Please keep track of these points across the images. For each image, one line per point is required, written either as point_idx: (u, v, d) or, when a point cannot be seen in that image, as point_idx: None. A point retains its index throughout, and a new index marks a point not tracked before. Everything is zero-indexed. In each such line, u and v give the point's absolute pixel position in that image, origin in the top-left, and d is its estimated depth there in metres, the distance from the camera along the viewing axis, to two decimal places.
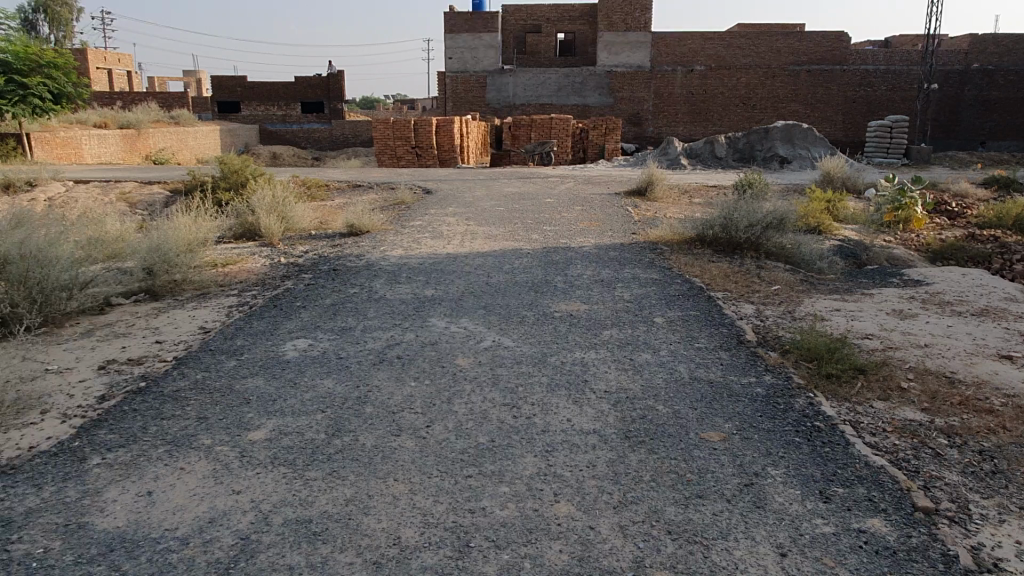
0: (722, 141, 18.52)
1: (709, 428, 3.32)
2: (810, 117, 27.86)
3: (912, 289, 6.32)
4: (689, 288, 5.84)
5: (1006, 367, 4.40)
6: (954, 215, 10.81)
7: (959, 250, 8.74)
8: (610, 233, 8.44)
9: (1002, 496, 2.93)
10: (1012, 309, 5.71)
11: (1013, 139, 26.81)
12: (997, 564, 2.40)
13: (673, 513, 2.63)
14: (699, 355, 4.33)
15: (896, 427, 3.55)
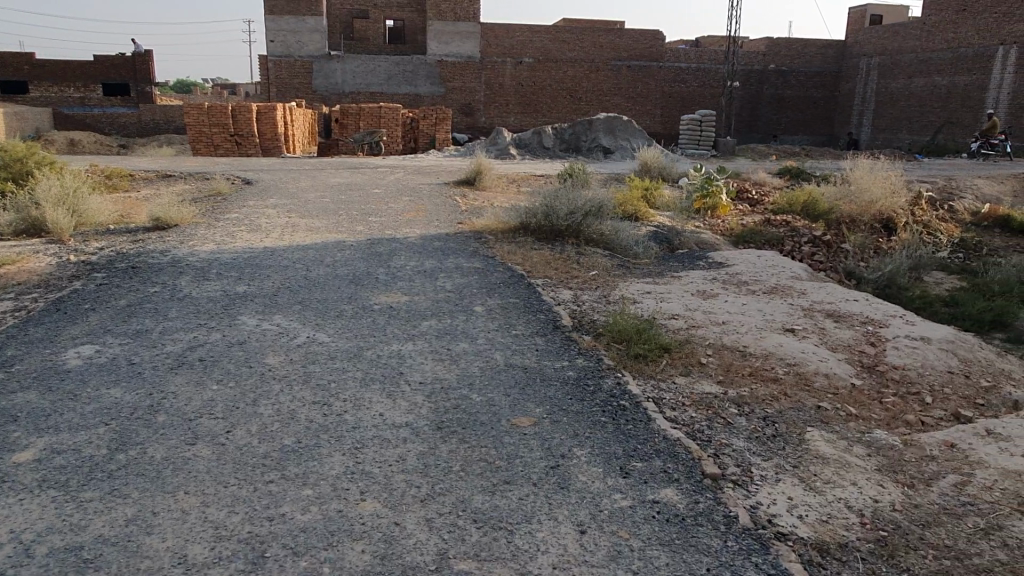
0: (549, 132, 19.06)
1: (520, 414, 3.38)
2: (630, 110, 29.43)
3: (714, 271, 6.83)
4: (511, 277, 5.92)
5: (790, 340, 4.86)
6: (754, 202, 11.80)
7: (758, 235, 9.58)
8: (436, 223, 8.41)
9: (779, 458, 3.24)
10: (796, 286, 6.33)
11: (803, 134, 29.85)
12: (770, 521, 2.64)
13: (480, 501, 2.64)
14: (517, 341, 4.41)
15: (694, 400, 3.81)
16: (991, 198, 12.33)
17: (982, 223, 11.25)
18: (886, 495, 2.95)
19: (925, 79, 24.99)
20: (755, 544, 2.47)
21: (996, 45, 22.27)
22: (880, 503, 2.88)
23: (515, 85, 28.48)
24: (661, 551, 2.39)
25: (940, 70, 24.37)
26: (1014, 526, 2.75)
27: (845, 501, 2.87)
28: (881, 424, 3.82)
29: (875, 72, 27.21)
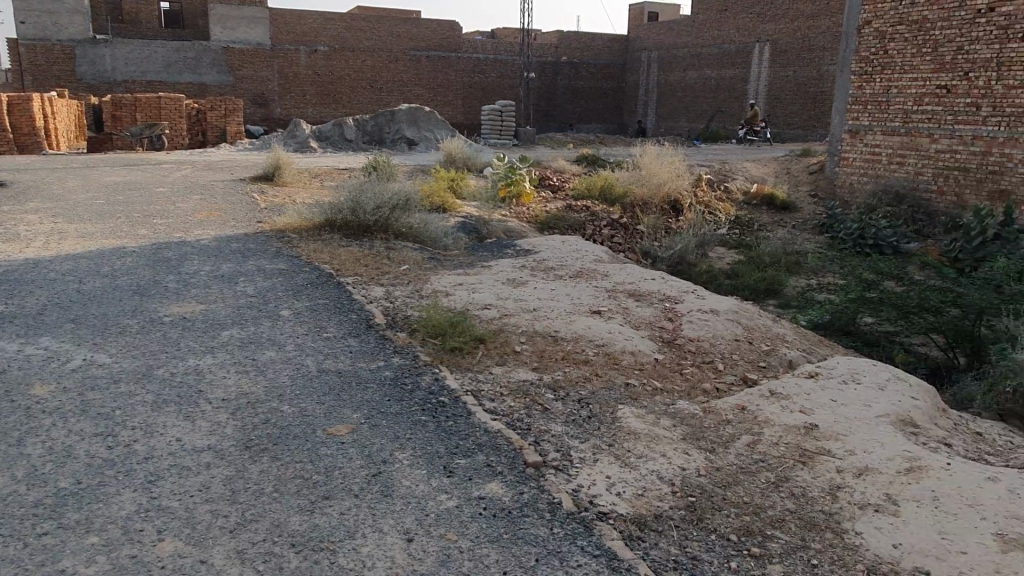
0: (350, 123, 18.53)
1: (337, 422, 3.21)
2: (432, 101, 29.43)
3: (523, 259, 6.98)
4: (318, 277, 5.64)
5: (597, 321, 5.08)
6: (556, 188, 12.23)
7: (561, 221, 9.97)
8: (233, 223, 7.85)
9: (595, 438, 3.35)
10: (599, 269, 6.64)
11: (596, 123, 31.52)
12: (592, 502, 2.72)
13: (297, 522, 2.46)
14: (329, 345, 4.21)
15: (511, 389, 3.85)
16: (757, 179, 13.79)
17: (752, 201, 12.55)
18: (692, 462, 3.16)
19: (697, 72, 27.49)
20: (579, 527, 2.53)
21: (753, 42, 24.94)
22: (687, 471, 3.08)
23: (311, 74, 27.34)
24: (491, 549, 2.37)
25: (709, 64, 26.88)
26: (798, 477, 3.06)
27: (657, 473, 3.03)
28: (683, 394, 4.11)
29: (655, 65, 29.40)
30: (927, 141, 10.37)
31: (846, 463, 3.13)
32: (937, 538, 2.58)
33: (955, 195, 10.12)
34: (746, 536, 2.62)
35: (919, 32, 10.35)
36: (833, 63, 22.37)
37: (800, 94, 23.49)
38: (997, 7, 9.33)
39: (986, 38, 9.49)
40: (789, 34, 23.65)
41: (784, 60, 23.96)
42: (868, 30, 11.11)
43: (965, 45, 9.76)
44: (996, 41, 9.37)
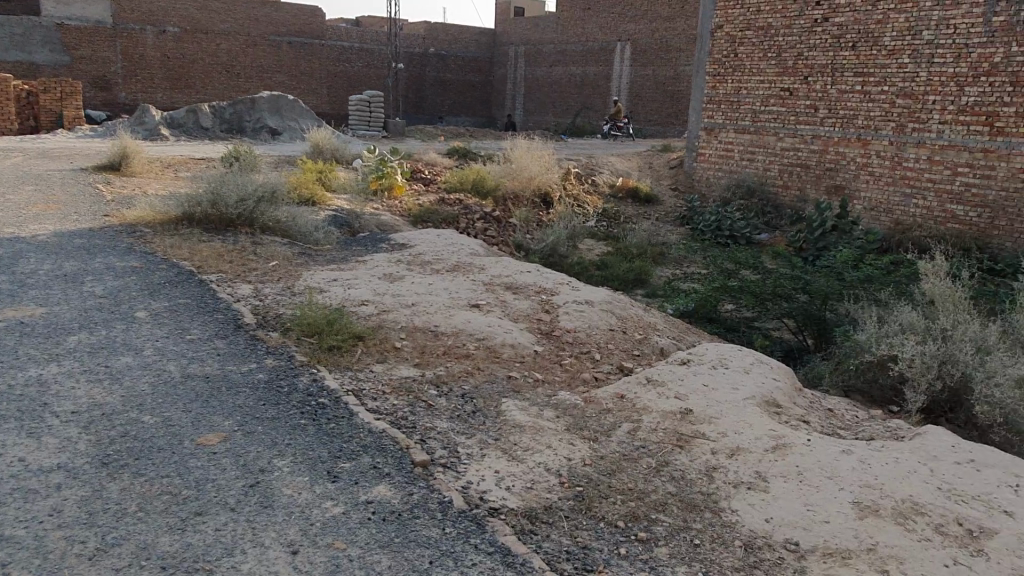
0: (206, 110, 17.47)
1: (207, 431, 3.00)
2: (296, 89, 27.54)
3: (398, 253, 6.84)
4: (177, 275, 5.24)
5: (477, 315, 5.05)
6: (428, 181, 12.10)
7: (434, 214, 9.88)
8: (75, 217, 7.15)
9: (481, 433, 3.33)
10: (476, 262, 6.62)
11: (465, 116, 31.44)
12: (483, 498, 2.69)
13: (168, 542, 2.26)
14: (194, 348, 3.93)
15: (393, 386, 3.75)
16: (621, 173, 14.30)
17: (618, 195, 13.00)
18: (577, 453, 3.21)
19: (563, 68, 28.16)
20: (472, 525, 2.49)
21: (614, 40, 25.83)
22: (573, 461, 3.13)
23: (160, 56, 24.65)
24: (382, 554, 2.29)
25: (574, 60, 27.61)
26: (676, 460, 3.19)
27: (544, 465, 3.05)
28: (564, 384, 4.19)
29: (522, 60, 29.79)
30: (774, 139, 11.13)
31: (719, 445, 3.29)
32: (803, 510, 2.76)
33: (798, 189, 10.93)
34: (633, 522, 2.69)
35: (766, 38, 11.10)
36: (688, 63, 23.63)
37: (659, 92, 24.62)
38: (831, 18, 10.18)
39: (823, 45, 10.33)
40: (647, 34, 24.70)
41: (643, 60, 24.99)
42: (720, 33, 11.77)
43: (804, 51, 10.57)
44: (831, 48, 10.21)
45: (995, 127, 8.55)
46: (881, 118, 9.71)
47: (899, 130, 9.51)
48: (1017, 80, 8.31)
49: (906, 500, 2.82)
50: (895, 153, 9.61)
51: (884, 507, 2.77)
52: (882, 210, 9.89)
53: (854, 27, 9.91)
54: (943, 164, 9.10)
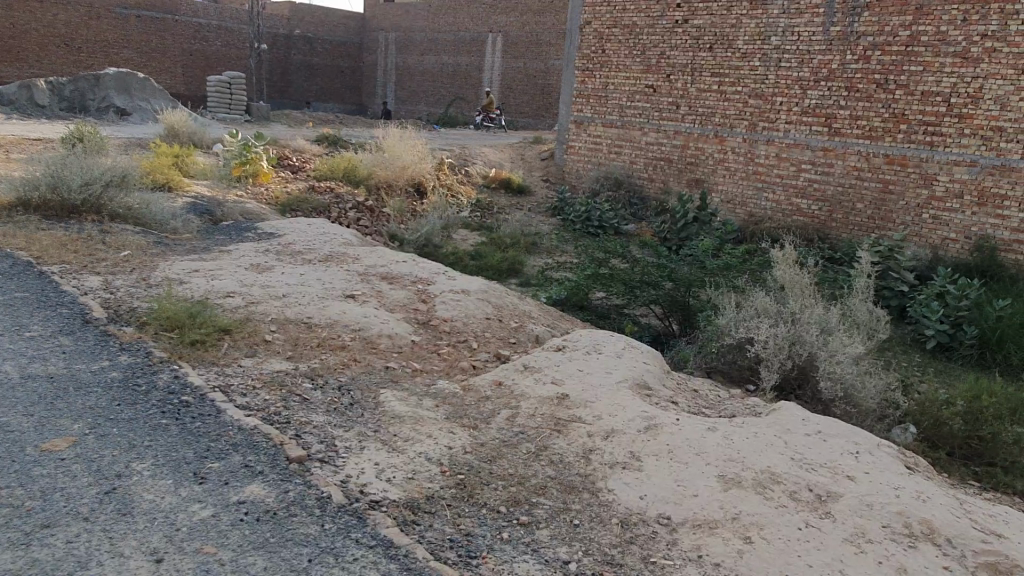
0: (41, 87, 15.89)
1: (53, 436, 2.74)
2: (145, 68, 23.99)
3: (265, 243, 6.53)
4: (11, 267, 4.74)
5: (352, 305, 4.91)
6: (296, 168, 11.62)
7: (304, 202, 9.53)
8: None
9: (359, 426, 3.25)
10: (349, 253, 6.43)
11: (334, 103, 30.27)
12: (362, 491, 2.62)
13: (10, 560, 2.05)
14: (35, 346, 3.57)
15: (264, 381, 3.58)
16: (494, 164, 14.40)
17: (491, 185, 13.07)
18: (457, 441, 3.20)
19: (435, 57, 28.00)
20: (352, 520, 2.42)
21: (486, 32, 25.93)
22: (454, 449, 3.12)
23: None
24: (256, 556, 2.19)
25: (445, 50, 27.51)
26: (555, 444, 3.27)
27: (425, 455, 3.02)
28: (442, 374, 4.17)
29: (393, 47, 29.29)
30: (640, 134, 11.59)
31: (595, 428, 3.39)
32: (673, 485, 2.90)
33: (662, 182, 11.44)
34: (514, 507, 2.72)
35: (631, 36, 11.52)
36: (558, 58, 24.09)
37: (530, 86, 24.97)
38: (690, 20, 10.71)
39: (683, 45, 10.85)
40: (518, 27, 25.00)
41: (514, 52, 25.28)
42: (588, 30, 12.11)
43: (666, 50, 11.07)
44: (691, 49, 10.75)
45: (834, 128, 9.33)
46: (736, 117, 10.34)
47: (752, 128, 10.17)
48: (852, 85, 9.10)
49: (764, 470, 3.03)
50: (748, 149, 10.26)
51: (746, 478, 2.95)
52: (737, 203, 10.55)
53: (711, 29, 10.48)
54: (789, 161, 9.83)
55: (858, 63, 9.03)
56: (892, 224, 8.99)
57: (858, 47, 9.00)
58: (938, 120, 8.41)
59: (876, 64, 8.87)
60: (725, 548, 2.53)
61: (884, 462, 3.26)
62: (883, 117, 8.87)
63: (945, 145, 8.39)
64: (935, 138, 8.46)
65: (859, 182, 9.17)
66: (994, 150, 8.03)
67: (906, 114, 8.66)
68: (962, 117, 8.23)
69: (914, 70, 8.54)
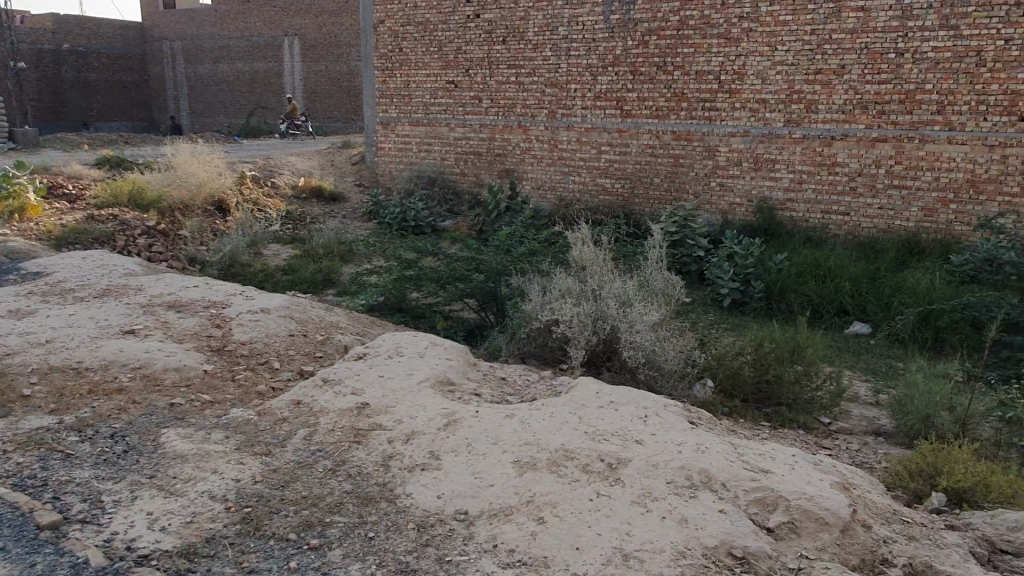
0: None
1: None
2: None
3: (30, 284, 5.83)
4: None
5: (132, 341, 4.52)
6: (72, 198, 10.52)
7: (83, 234, 8.66)
8: None
9: (133, 473, 2.98)
10: (132, 283, 5.91)
11: (121, 121, 27.72)
12: (129, 548, 2.44)
13: None
14: None
15: (18, 444, 3.21)
16: (303, 173, 13.86)
17: (301, 195, 12.55)
18: (246, 471, 3.02)
19: (229, 65, 26.52)
20: None
21: (281, 35, 24.95)
22: (242, 481, 2.93)
23: None
24: None
25: (240, 57, 26.11)
26: (353, 457, 3.17)
27: (208, 493, 2.81)
28: (237, 401, 3.93)
29: (180, 57, 27.31)
30: (446, 130, 11.62)
31: (394, 433, 3.33)
32: (470, 479, 2.90)
33: (474, 175, 11.55)
34: (305, 531, 2.61)
35: (426, 33, 11.49)
36: (360, 59, 23.90)
37: (334, 89, 24.44)
38: (481, 14, 10.86)
39: (477, 40, 10.99)
40: (315, 29, 24.33)
41: (314, 55, 24.56)
42: (382, 28, 11.93)
43: (462, 46, 11.16)
44: (485, 43, 10.91)
45: (625, 109, 9.85)
46: (535, 106, 10.64)
47: (552, 116, 10.52)
48: (635, 69, 9.66)
49: (558, 448, 3.11)
50: (550, 136, 10.60)
51: (540, 460, 3.02)
52: (547, 189, 10.86)
53: (502, 23, 10.69)
54: (589, 144, 10.27)
55: (638, 48, 9.59)
56: (685, 195, 9.66)
57: (637, 33, 9.57)
58: (713, 96, 9.14)
59: (654, 47, 9.46)
60: (518, 532, 2.57)
61: (670, 422, 3.47)
62: (666, 96, 9.49)
63: (721, 119, 9.14)
64: (712, 113, 9.19)
65: (653, 158, 9.75)
66: (761, 120, 8.88)
67: (686, 92, 9.33)
68: (732, 93, 9.01)
69: (687, 52, 9.22)
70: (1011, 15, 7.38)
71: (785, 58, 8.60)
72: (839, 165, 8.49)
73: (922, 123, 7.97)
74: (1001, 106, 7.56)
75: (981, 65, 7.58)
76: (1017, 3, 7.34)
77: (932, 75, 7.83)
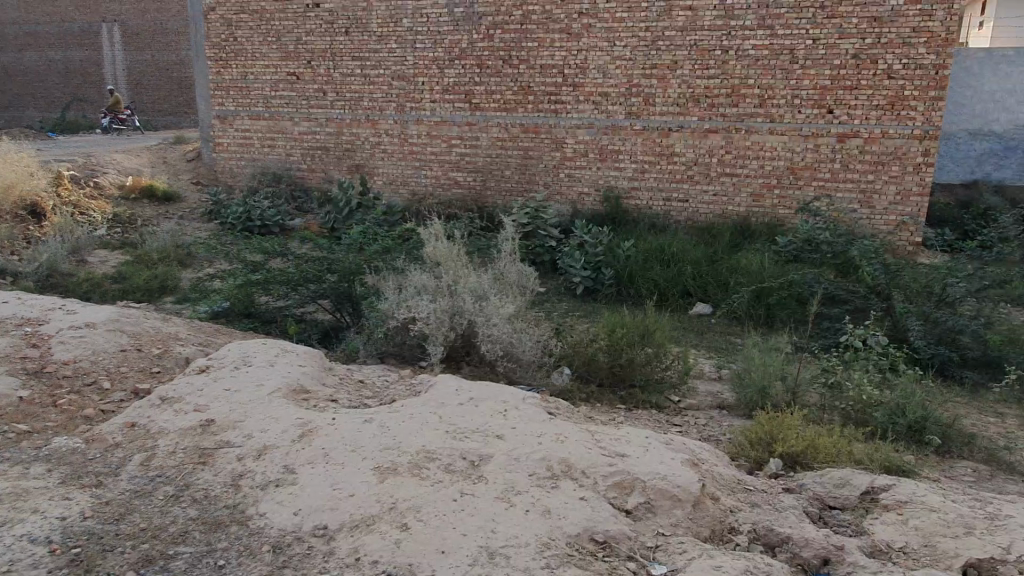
0: None
1: None
2: None
3: None
4: None
5: None
6: None
7: None
8: None
9: None
10: None
11: None
12: None
13: None
14: None
15: None
16: (131, 171, 12.78)
17: (130, 195, 11.58)
18: (73, 508, 2.74)
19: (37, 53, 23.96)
20: None
21: (98, 21, 22.87)
22: (69, 519, 2.68)
23: None
24: None
25: (51, 44, 23.66)
26: (198, 479, 2.95)
27: (27, 536, 2.54)
28: (60, 430, 3.56)
29: None
30: (290, 124, 11.12)
31: (244, 449, 3.12)
32: (328, 491, 2.78)
33: (322, 171, 11.15)
34: (145, 568, 2.46)
35: (262, 22, 10.91)
36: (190, 47, 22.42)
37: (163, 79, 22.78)
38: (321, 4, 10.45)
39: (318, 30, 10.57)
40: (138, 16, 22.55)
41: (137, 43, 22.75)
42: (213, 16, 11.18)
43: (302, 36, 10.70)
44: (326, 33, 10.52)
45: (474, 103, 9.87)
46: (383, 99, 10.42)
47: (400, 109, 10.34)
48: (481, 62, 9.69)
49: (419, 450, 3.05)
50: (400, 130, 10.42)
51: (400, 464, 2.94)
52: (399, 183, 10.69)
53: (343, 13, 10.35)
54: (439, 138, 10.20)
55: (484, 41, 9.63)
56: (535, 186, 9.85)
57: (481, 26, 9.59)
58: (558, 90, 9.37)
59: (498, 41, 9.53)
60: (381, 542, 2.49)
61: (529, 414, 3.51)
62: (513, 90, 9.60)
63: (567, 112, 9.38)
64: (557, 106, 9.41)
65: (503, 151, 9.85)
66: (604, 112, 9.20)
67: (532, 86, 9.48)
68: (575, 86, 9.27)
69: (531, 46, 9.37)
70: (818, 16, 8.10)
71: (623, 54, 8.96)
72: (676, 155, 8.98)
73: (747, 115, 8.59)
74: (813, 99, 8.31)
75: (794, 61, 8.28)
76: (822, 6, 8.06)
77: (753, 71, 8.45)
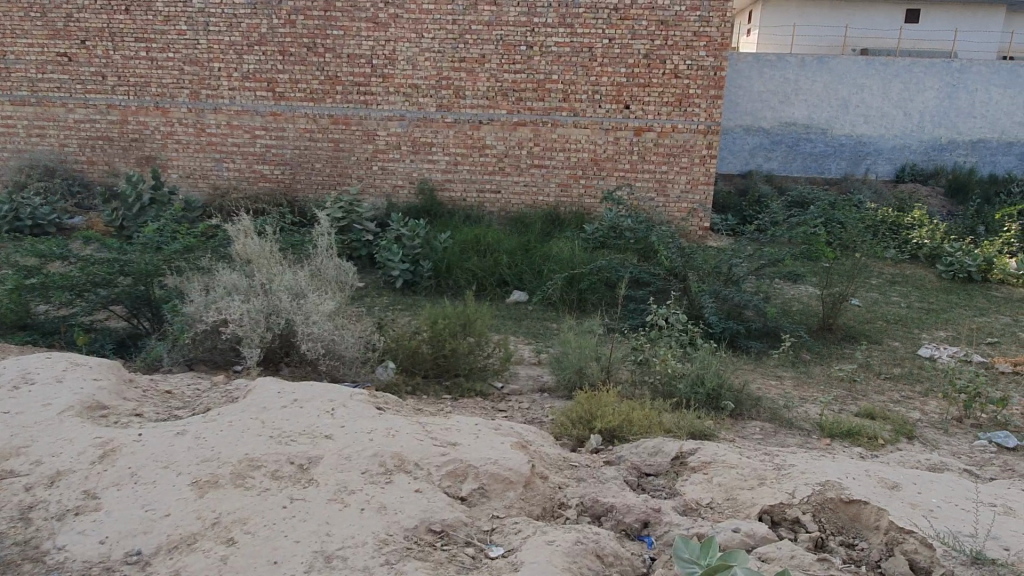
0: None
1: None
2: None
3: None
4: None
5: None
6: None
7: None
8: None
9: None
10: None
11: None
12: None
13: None
14: None
15: None
16: None
17: None
18: None
19: None
20: None
21: None
22: None
23: None
24: None
25: None
26: None
27: None
28: None
29: None
30: (63, 111, 9.90)
31: (33, 478, 2.77)
32: (139, 513, 2.55)
33: (105, 164, 10.05)
34: None
35: None
36: None
37: None
38: None
39: (92, 6, 9.49)
40: None
41: None
42: None
43: (72, 12, 9.55)
44: (102, 11, 9.48)
45: (278, 92, 9.39)
46: (174, 86, 9.60)
47: (194, 97, 9.59)
48: (284, 49, 9.25)
49: (242, 459, 2.88)
50: (195, 119, 9.67)
51: (221, 475, 2.76)
52: (197, 177, 9.91)
53: None
54: (240, 128, 9.61)
55: (285, 27, 9.19)
56: (348, 179, 9.60)
57: (282, 11, 9.14)
58: (366, 80, 9.19)
59: (301, 28, 9.15)
60: (204, 561, 2.33)
61: (357, 412, 3.42)
62: (319, 79, 9.27)
63: (376, 103, 9.24)
64: (366, 97, 9.24)
65: (312, 143, 9.49)
66: (415, 104, 9.17)
67: (340, 76, 9.22)
68: (385, 78, 9.15)
69: (336, 35, 9.10)
70: (612, 18, 8.63)
71: (431, 46, 8.98)
72: (488, 147, 9.17)
73: (552, 110, 8.97)
74: (611, 95, 8.85)
75: (593, 59, 8.77)
76: (615, 8, 8.60)
77: (556, 67, 8.84)
